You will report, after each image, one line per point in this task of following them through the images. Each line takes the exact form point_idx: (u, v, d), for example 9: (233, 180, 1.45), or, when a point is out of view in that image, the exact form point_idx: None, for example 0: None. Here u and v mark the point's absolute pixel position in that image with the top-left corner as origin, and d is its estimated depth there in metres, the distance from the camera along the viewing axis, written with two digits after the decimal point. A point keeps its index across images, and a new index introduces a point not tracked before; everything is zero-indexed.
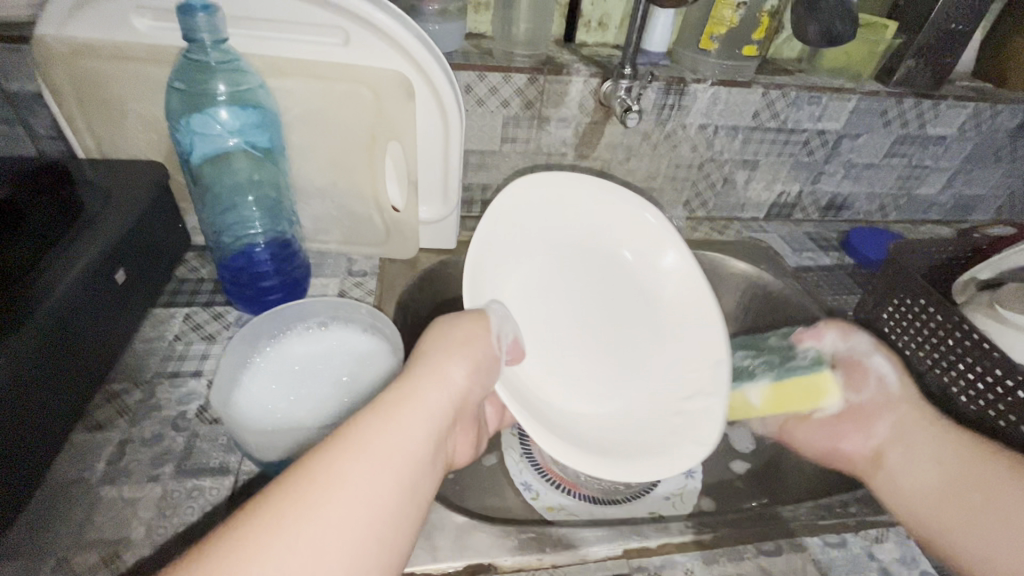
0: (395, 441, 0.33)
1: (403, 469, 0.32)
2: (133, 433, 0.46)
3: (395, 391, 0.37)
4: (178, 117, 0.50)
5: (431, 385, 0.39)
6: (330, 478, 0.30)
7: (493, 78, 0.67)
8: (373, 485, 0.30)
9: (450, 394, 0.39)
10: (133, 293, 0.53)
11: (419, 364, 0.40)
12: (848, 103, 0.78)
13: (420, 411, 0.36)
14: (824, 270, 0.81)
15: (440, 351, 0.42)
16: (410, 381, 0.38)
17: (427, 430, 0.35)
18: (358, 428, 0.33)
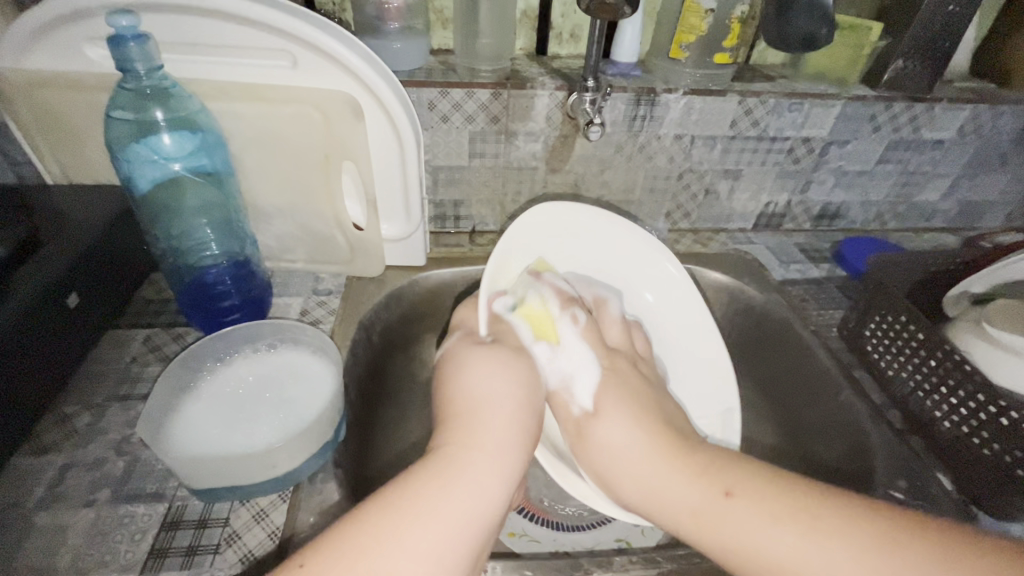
0: (454, 499, 0.34)
1: (462, 530, 0.33)
2: (75, 457, 0.47)
3: (460, 441, 0.37)
4: (120, 148, 0.51)
5: (493, 431, 0.39)
6: (380, 537, 0.31)
7: (456, 94, 0.66)
8: (427, 544, 0.32)
9: (512, 440, 0.39)
10: (85, 316, 0.52)
11: (479, 400, 0.41)
12: (832, 109, 0.74)
13: (481, 463, 0.37)
14: (813, 282, 0.77)
15: (503, 389, 0.42)
16: (475, 426, 0.39)
17: (485, 485, 0.36)
18: (429, 485, 0.34)
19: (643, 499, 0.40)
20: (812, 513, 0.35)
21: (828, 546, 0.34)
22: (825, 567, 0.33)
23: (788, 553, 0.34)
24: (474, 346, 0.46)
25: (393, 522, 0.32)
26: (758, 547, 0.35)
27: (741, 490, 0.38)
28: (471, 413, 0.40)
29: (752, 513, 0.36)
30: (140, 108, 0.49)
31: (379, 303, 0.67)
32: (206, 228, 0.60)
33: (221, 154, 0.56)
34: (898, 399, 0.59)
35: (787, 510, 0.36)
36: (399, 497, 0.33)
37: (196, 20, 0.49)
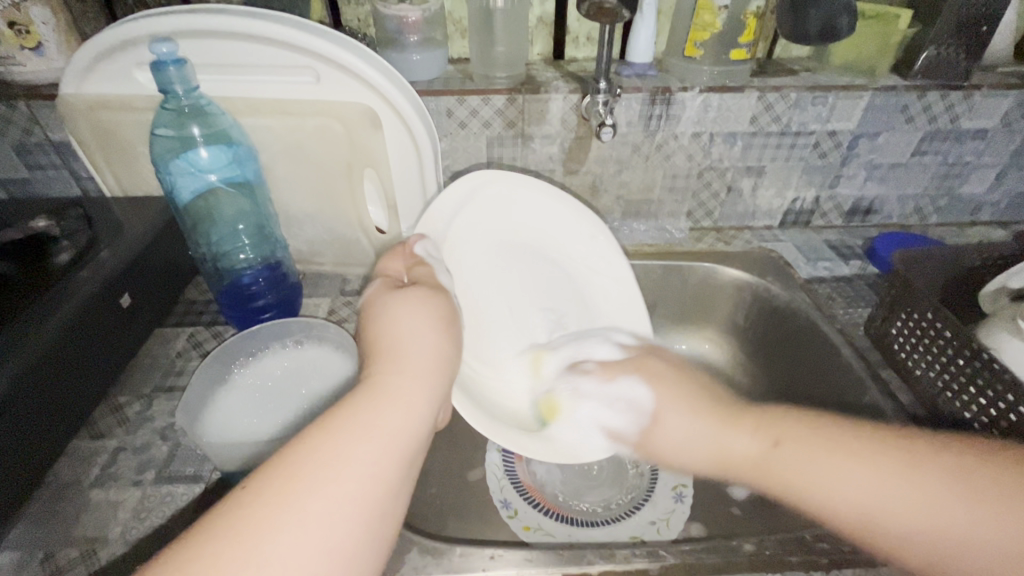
0: (383, 425, 0.34)
1: (393, 449, 0.33)
2: (127, 441, 0.52)
3: (391, 373, 0.37)
4: (166, 162, 0.57)
5: (417, 358, 0.38)
6: (315, 468, 0.30)
7: (473, 101, 0.69)
8: (356, 466, 0.31)
9: (438, 363, 0.39)
10: (135, 316, 0.57)
11: (397, 336, 0.39)
12: (860, 101, 0.72)
13: (407, 387, 0.37)
14: (841, 280, 0.75)
15: (421, 321, 0.41)
16: (397, 356, 0.38)
17: (413, 405, 0.36)
18: (339, 416, 0.33)
19: (795, 480, 0.41)
20: (908, 458, 0.39)
21: (933, 478, 0.38)
22: (908, 499, 0.37)
23: (906, 498, 0.38)
24: (393, 292, 0.44)
25: (308, 459, 0.31)
26: (842, 497, 0.39)
27: (853, 454, 0.40)
28: (391, 346, 0.39)
29: (866, 466, 0.39)
30: (180, 126, 0.55)
31: None
32: (241, 234, 0.65)
33: (252, 166, 0.61)
34: (926, 398, 0.56)
35: (889, 463, 0.39)
36: (325, 431, 0.32)
37: (230, 44, 0.54)
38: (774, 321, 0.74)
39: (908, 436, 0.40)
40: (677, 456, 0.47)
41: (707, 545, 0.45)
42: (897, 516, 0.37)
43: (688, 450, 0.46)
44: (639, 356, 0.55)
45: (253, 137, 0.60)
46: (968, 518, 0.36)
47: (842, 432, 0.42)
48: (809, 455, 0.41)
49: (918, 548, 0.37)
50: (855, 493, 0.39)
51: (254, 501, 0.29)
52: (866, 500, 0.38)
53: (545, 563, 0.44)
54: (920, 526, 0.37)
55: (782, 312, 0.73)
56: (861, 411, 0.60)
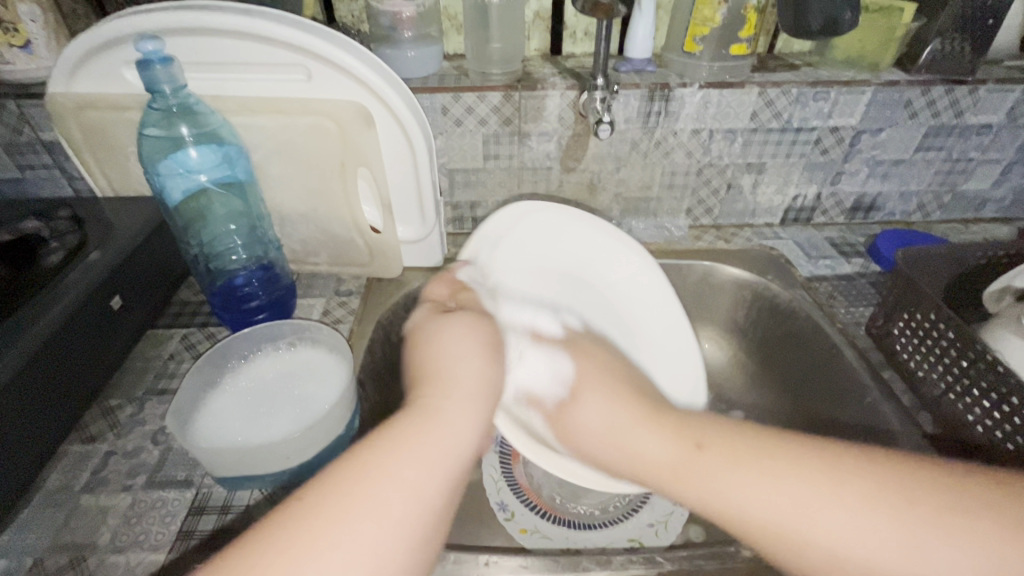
0: (431, 442, 0.36)
1: (439, 463, 0.35)
2: (118, 445, 0.51)
3: (438, 395, 0.40)
4: (156, 162, 0.56)
5: (464, 382, 0.41)
6: (368, 477, 0.33)
7: (468, 98, 0.68)
8: (409, 477, 0.33)
9: (484, 389, 0.42)
10: (127, 317, 0.57)
11: (447, 361, 0.42)
12: (862, 96, 0.70)
13: (454, 409, 0.39)
14: (843, 279, 0.74)
15: (469, 348, 0.44)
16: (447, 380, 0.41)
17: (458, 429, 0.38)
18: (398, 429, 0.36)
19: (675, 476, 0.41)
20: (883, 493, 0.35)
21: (887, 514, 0.34)
22: (862, 534, 0.34)
23: (843, 527, 0.34)
24: (439, 319, 0.47)
25: (361, 467, 0.33)
26: (758, 503, 0.37)
27: (776, 457, 0.39)
28: (438, 371, 0.42)
29: (824, 496, 0.36)
30: (169, 125, 0.54)
31: (398, 303, 0.69)
32: (234, 233, 0.64)
33: (243, 165, 0.60)
34: (929, 400, 0.55)
35: (820, 479, 0.36)
36: (381, 444, 0.35)
37: (219, 41, 0.53)
38: (774, 321, 0.73)
39: (855, 452, 0.37)
40: (579, 429, 0.49)
41: (705, 551, 0.44)
42: (842, 554, 0.34)
43: (607, 443, 0.46)
44: (577, 344, 0.55)
45: (244, 135, 0.59)
46: (919, 549, 0.33)
47: (779, 434, 0.41)
48: (737, 464, 0.39)
49: (822, 561, 0.35)
50: (790, 500, 0.36)
51: (320, 506, 0.31)
52: (761, 508, 0.37)
53: (540, 570, 0.43)
54: (852, 556, 0.34)
55: (782, 311, 0.72)
56: (861, 412, 0.59)
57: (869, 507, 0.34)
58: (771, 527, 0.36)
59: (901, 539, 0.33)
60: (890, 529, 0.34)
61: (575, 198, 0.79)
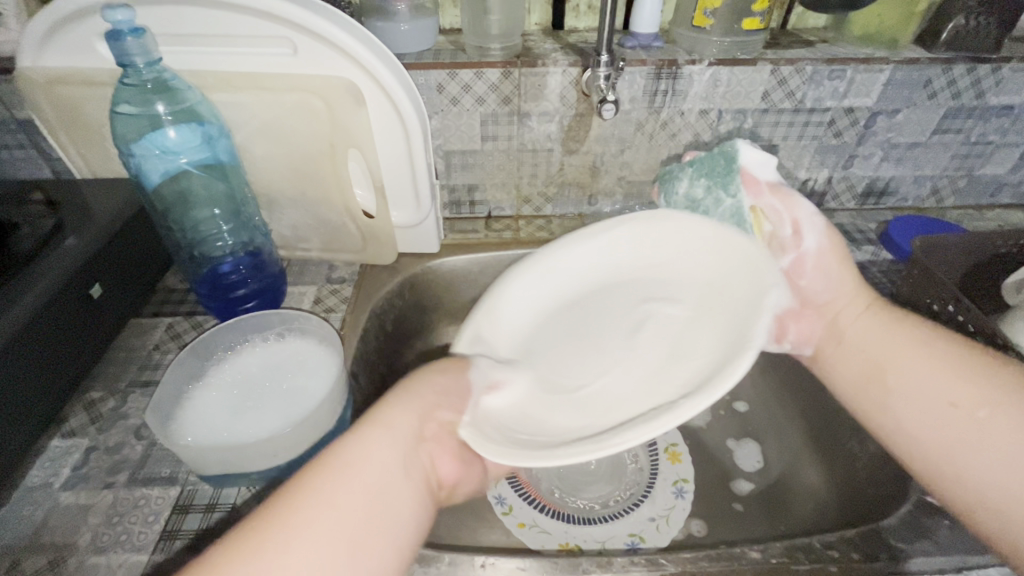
0: (355, 484, 0.34)
1: (367, 503, 0.34)
2: (99, 440, 0.49)
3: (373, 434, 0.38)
4: (131, 143, 0.53)
5: (393, 424, 0.39)
6: (287, 528, 0.31)
7: (465, 75, 0.64)
8: (330, 523, 0.32)
9: (423, 424, 0.40)
10: (108, 307, 0.54)
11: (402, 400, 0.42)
12: (880, 74, 0.67)
13: (380, 450, 0.37)
14: (854, 267, 0.71)
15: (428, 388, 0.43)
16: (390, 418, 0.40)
17: (390, 465, 0.36)
18: (332, 468, 0.35)
19: (878, 340, 0.48)
20: (1008, 393, 0.41)
21: (996, 399, 0.41)
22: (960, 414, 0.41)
23: (960, 395, 0.42)
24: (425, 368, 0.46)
25: (283, 512, 0.32)
26: (916, 418, 0.43)
27: (925, 346, 0.45)
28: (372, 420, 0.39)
29: (913, 371, 0.45)
30: (144, 102, 0.51)
31: (392, 291, 0.67)
32: (218, 218, 0.61)
33: (224, 144, 0.57)
34: None
35: (953, 358, 0.44)
36: (306, 486, 0.34)
37: (196, 12, 0.49)
38: None
39: (1003, 362, 0.42)
40: (847, 335, 0.50)
41: (709, 553, 0.43)
42: (947, 403, 0.42)
43: (927, 419, 0.43)
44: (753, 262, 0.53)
45: (225, 113, 0.56)
46: (1018, 436, 0.39)
47: (901, 318, 0.48)
48: (912, 342, 0.46)
49: (937, 436, 0.42)
50: (909, 377, 0.45)
51: (238, 549, 0.30)
52: (920, 391, 0.44)
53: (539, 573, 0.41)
54: (953, 436, 0.41)
55: None
56: None
57: (1003, 397, 0.40)
58: (899, 397, 0.45)
59: (1012, 436, 0.39)
60: (1010, 426, 0.39)
61: (577, 181, 0.76)
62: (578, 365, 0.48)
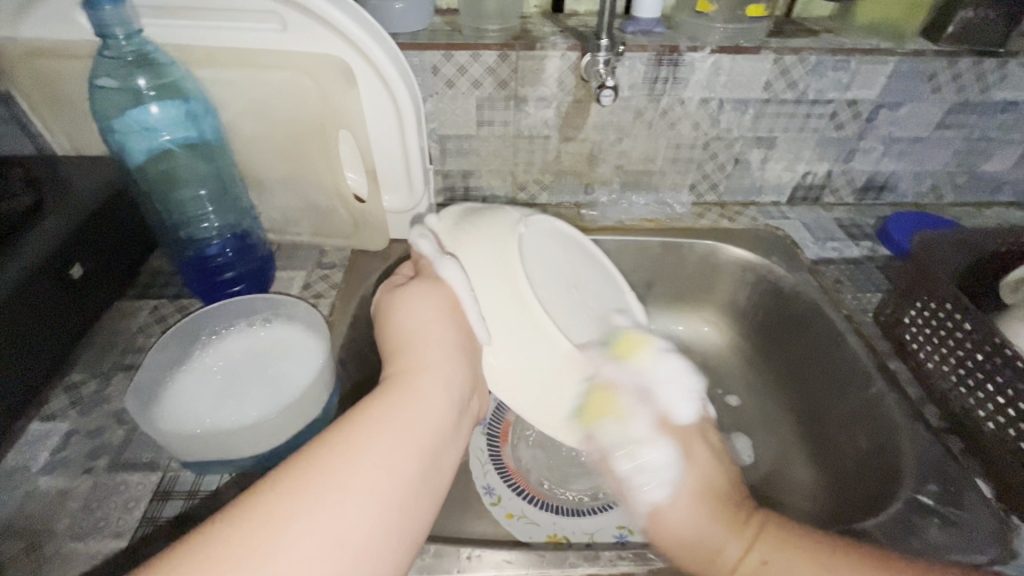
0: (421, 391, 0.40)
1: (421, 435, 0.37)
2: (80, 423, 0.48)
3: (424, 347, 0.43)
4: (111, 119, 0.51)
5: (432, 352, 0.42)
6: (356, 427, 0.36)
7: (461, 57, 0.62)
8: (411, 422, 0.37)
9: (460, 339, 0.44)
10: (90, 287, 0.53)
11: (415, 326, 0.44)
12: (885, 67, 0.66)
13: (433, 384, 0.40)
14: (851, 262, 0.71)
15: (434, 310, 0.44)
16: (413, 340, 0.43)
17: (433, 396, 0.40)
18: (363, 410, 0.37)
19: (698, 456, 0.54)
20: (835, 547, 0.41)
21: (850, 566, 0.40)
22: (690, 522, 0.44)
23: (815, 555, 0.41)
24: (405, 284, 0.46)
25: (303, 483, 0.31)
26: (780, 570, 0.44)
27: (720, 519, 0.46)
28: (409, 341, 0.43)
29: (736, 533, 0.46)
30: (126, 77, 0.49)
31: (383, 277, 0.65)
32: (204, 199, 0.59)
33: (210, 123, 0.55)
34: (935, 392, 0.53)
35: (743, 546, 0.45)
36: (319, 455, 0.33)
37: None
38: (778, 304, 0.70)
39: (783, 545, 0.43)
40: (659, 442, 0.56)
41: (697, 549, 0.42)
42: (784, 543, 0.42)
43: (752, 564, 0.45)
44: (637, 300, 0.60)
45: (211, 90, 0.54)
46: (829, 567, 0.40)
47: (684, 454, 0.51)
48: (732, 521, 0.44)
49: (750, 531, 0.43)
50: (693, 468, 0.47)
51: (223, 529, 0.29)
52: (755, 510, 0.45)
53: (525, 565, 0.41)
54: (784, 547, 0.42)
55: (786, 295, 0.69)
56: (863, 403, 0.57)
57: (807, 562, 0.41)
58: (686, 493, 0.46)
59: (848, 565, 0.40)
60: (845, 573, 0.40)
61: (574, 169, 0.74)
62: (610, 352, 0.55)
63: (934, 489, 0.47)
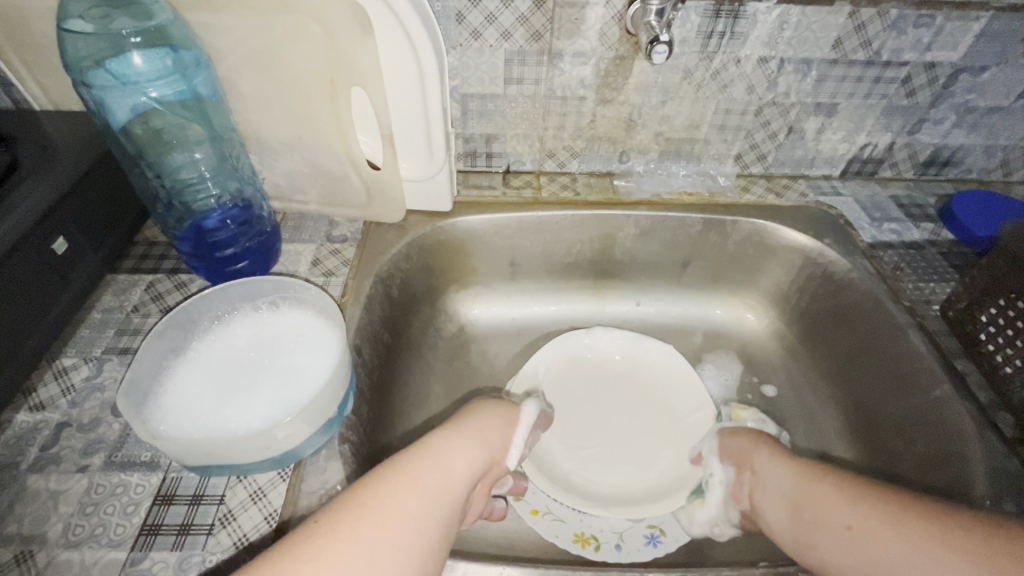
0: (430, 505, 0.35)
1: (442, 499, 0.36)
2: (71, 415, 0.44)
3: (449, 448, 0.41)
4: (86, 72, 0.44)
5: (454, 463, 0.40)
6: (334, 538, 0.30)
7: (490, 2, 0.54)
8: (399, 535, 0.32)
9: (481, 431, 0.45)
10: (78, 262, 0.48)
11: (452, 423, 0.44)
12: (974, 24, 0.57)
13: (440, 473, 0.38)
14: (911, 246, 0.64)
15: (471, 430, 0.44)
16: (445, 432, 0.43)
17: (444, 485, 0.37)
18: (384, 488, 0.34)
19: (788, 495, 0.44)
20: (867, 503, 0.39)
21: (888, 523, 0.37)
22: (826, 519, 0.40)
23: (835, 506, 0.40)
24: (466, 413, 0.47)
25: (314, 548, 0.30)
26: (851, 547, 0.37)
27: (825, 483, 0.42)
28: (435, 438, 0.42)
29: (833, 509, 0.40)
30: (105, 22, 0.43)
31: (399, 254, 0.60)
32: (200, 164, 0.53)
33: (203, 77, 0.49)
34: (1014, 400, 0.48)
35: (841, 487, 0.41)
36: (343, 524, 0.31)
37: None
38: (825, 291, 0.64)
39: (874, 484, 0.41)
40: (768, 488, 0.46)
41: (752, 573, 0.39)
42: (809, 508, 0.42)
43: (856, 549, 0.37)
44: (691, 395, 0.62)
45: (204, 38, 0.47)
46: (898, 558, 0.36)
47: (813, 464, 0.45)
48: (790, 466, 0.46)
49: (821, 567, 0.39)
50: (766, 472, 0.47)
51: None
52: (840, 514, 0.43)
53: None
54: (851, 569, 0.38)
55: (835, 282, 0.63)
56: (922, 407, 0.53)
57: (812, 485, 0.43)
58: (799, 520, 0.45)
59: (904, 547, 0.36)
60: (875, 535, 0.37)
61: (609, 136, 0.67)
62: (585, 402, 0.62)
63: (1011, 510, 0.43)
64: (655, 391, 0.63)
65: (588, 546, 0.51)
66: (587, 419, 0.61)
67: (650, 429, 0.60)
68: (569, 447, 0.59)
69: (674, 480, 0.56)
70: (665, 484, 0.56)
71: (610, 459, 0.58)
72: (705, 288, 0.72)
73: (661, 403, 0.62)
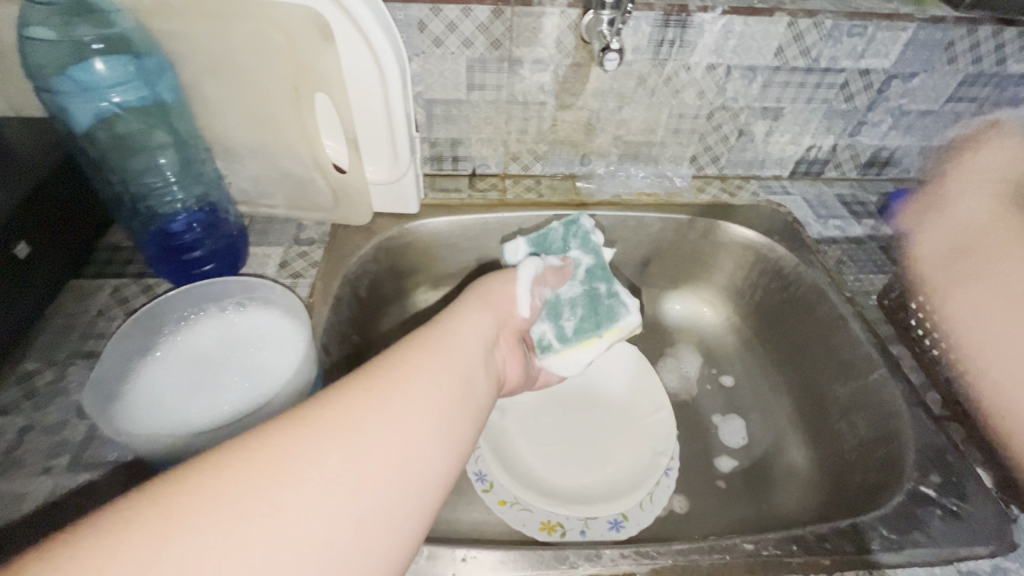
0: (434, 365, 0.35)
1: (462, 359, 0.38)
2: (35, 419, 0.44)
3: (454, 324, 0.42)
4: (50, 79, 0.44)
5: (462, 332, 0.41)
6: (360, 384, 0.31)
7: (450, 12, 0.56)
8: (424, 388, 0.33)
9: (481, 312, 0.47)
10: (41, 268, 0.48)
11: (451, 312, 0.46)
12: (902, 33, 0.62)
13: (454, 339, 0.40)
14: (853, 241, 0.69)
15: (473, 314, 0.46)
16: (446, 318, 0.44)
17: (460, 347, 0.39)
18: (403, 351, 0.35)
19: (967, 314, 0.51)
20: None
21: None
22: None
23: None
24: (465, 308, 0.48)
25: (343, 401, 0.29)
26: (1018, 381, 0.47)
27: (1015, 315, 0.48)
28: (437, 322, 0.42)
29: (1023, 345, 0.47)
30: (68, 30, 0.44)
31: (367, 255, 0.61)
32: (166, 168, 0.53)
33: (166, 83, 0.49)
34: (942, 380, 0.53)
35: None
36: (367, 378, 0.31)
37: None
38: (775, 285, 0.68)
39: None
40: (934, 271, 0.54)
41: (701, 546, 0.42)
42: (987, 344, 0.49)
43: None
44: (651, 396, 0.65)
45: (168, 46, 0.48)
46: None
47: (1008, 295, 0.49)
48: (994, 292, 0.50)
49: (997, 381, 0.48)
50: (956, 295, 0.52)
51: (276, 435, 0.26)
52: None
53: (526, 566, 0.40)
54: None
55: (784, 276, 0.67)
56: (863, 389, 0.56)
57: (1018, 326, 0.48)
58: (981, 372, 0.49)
59: None
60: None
61: (570, 139, 0.70)
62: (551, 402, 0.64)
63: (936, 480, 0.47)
64: (619, 393, 0.66)
65: (554, 533, 0.53)
66: (552, 418, 0.63)
67: (613, 428, 0.62)
68: (535, 445, 0.61)
69: (634, 476, 0.58)
70: (625, 482, 0.58)
71: (574, 458, 0.60)
72: (665, 284, 0.75)
73: (625, 404, 0.65)
